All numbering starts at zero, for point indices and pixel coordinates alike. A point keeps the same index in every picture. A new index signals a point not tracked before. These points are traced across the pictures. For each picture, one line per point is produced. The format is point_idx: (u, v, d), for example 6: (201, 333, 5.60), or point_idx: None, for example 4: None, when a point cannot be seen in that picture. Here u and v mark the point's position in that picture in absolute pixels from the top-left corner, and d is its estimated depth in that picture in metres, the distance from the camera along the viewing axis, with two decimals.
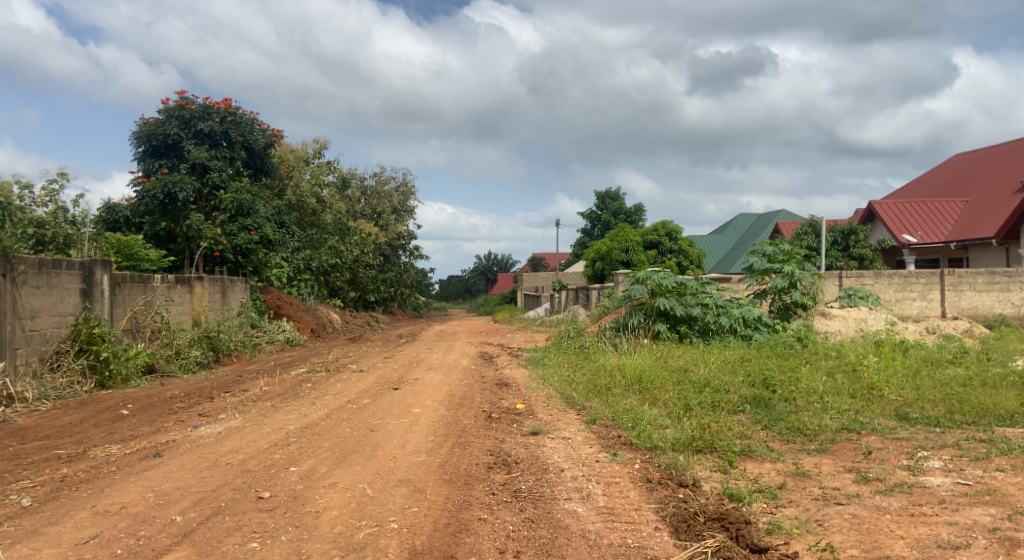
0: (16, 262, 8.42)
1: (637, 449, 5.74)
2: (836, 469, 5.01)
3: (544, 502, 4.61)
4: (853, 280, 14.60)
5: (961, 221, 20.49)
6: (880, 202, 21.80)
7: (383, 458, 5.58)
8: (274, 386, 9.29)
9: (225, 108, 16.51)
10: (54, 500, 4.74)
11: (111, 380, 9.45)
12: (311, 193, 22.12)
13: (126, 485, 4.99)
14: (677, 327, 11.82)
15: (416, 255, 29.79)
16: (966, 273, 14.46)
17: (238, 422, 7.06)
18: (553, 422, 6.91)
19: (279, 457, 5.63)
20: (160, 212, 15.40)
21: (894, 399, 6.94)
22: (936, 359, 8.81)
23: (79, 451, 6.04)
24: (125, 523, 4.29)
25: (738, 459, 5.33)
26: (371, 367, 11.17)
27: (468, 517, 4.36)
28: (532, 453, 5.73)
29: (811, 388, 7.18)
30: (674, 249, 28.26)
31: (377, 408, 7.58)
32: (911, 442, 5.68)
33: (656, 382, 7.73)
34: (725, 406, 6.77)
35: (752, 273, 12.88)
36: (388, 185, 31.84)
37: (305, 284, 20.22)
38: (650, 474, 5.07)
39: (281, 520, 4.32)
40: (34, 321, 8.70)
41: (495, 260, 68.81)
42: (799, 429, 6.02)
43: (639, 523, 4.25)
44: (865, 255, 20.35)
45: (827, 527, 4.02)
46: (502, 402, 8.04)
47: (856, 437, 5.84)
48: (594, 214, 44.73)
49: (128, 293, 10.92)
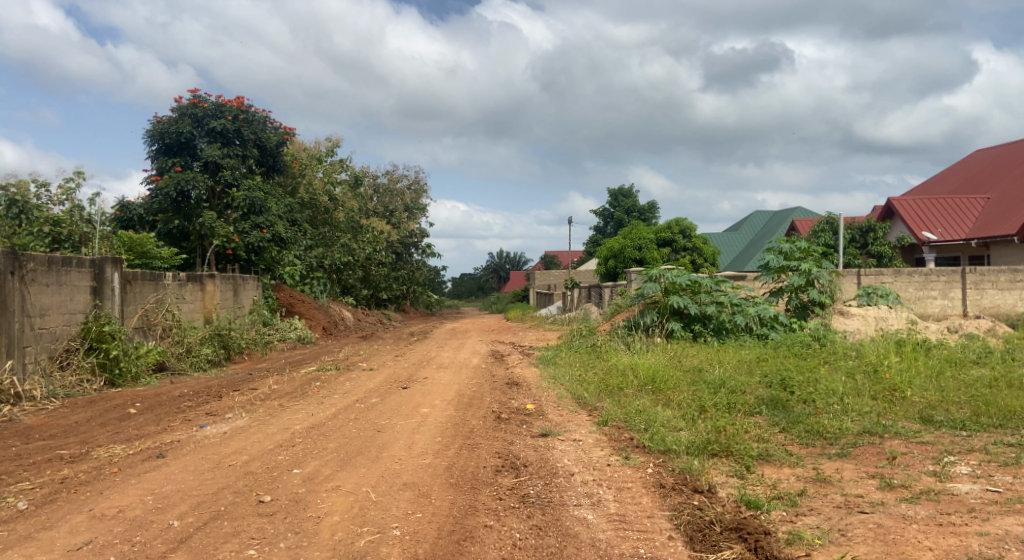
0: (24, 259, 8.34)
1: (650, 452, 5.56)
2: (859, 475, 4.81)
3: (553, 509, 4.44)
4: (871, 278, 14.33)
5: (983, 218, 20.06)
6: (899, 198, 21.43)
7: (388, 460, 5.45)
8: (283, 385, 9.17)
9: (238, 106, 16.38)
10: (51, 503, 4.63)
11: (121, 378, 9.36)
12: (323, 192, 22.07)
13: (127, 488, 4.88)
14: (691, 326, 11.60)
15: (428, 253, 29.67)
16: (988, 271, 14.14)
17: (244, 421, 6.95)
18: (564, 423, 6.75)
19: (283, 458, 5.51)
20: (173, 210, 15.42)
21: (918, 401, 6.71)
22: (960, 360, 8.55)
23: (83, 451, 5.94)
24: (121, 528, 4.16)
25: (755, 463, 5.14)
26: (381, 366, 11.01)
27: (473, 525, 4.20)
28: (542, 456, 5.57)
29: (831, 389, 6.97)
30: (689, 247, 27.93)
31: (386, 408, 7.43)
32: (936, 447, 5.45)
33: (670, 383, 7.53)
34: (741, 408, 6.59)
35: (768, 271, 12.66)
36: (401, 183, 31.71)
37: (318, 282, 20.06)
38: (664, 479, 4.90)
39: (280, 526, 4.18)
40: (44, 320, 8.63)
41: (508, 258, 68.71)
42: (819, 431, 5.83)
43: (652, 532, 4.07)
44: (884, 253, 20.08)
45: (851, 537, 3.82)
46: (511, 402, 7.87)
47: (879, 441, 5.63)
48: (607, 211, 44.50)
49: (139, 291, 10.86)
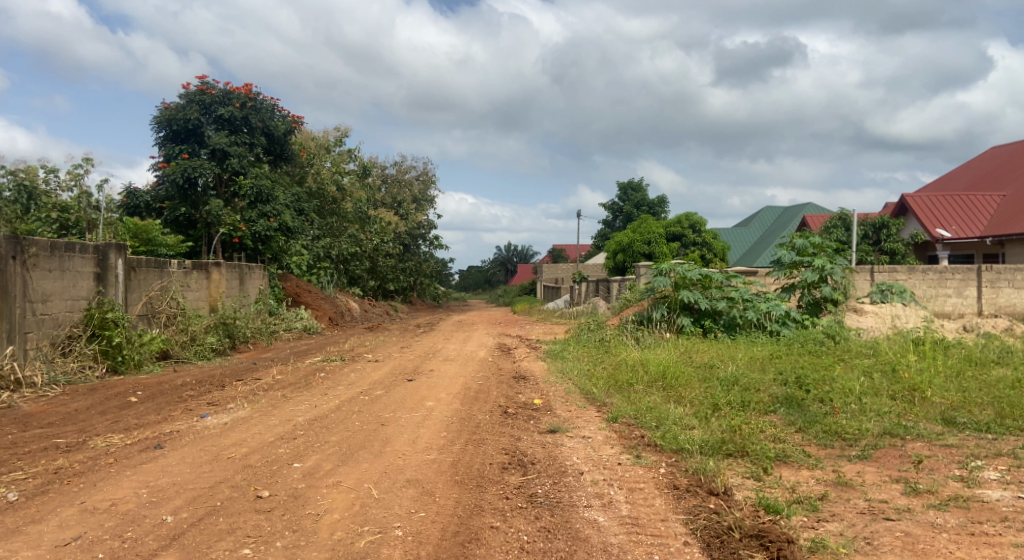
0: (27, 244, 8.18)
1: (662, 451, 5.36)
2: (881, 479, 4.60)
3: (562, 510, 4.26)
4: (885, 275, 14.06)
5: (999, 216, 19.69)
6: (913, 195, 21.06)
7: (391, 455, 5.27)
8: (287, 375, 9.00)
9: (246, 93, 16.18)
10: (42, 495, 4.48)
11: (124, 365, 9.20)
12: (331, 182, 21.94)
13: (121, 480, 4.71)
14: (701, 321, 11.42)
15: (437, 245, 29.48)
16: (1005, 270, 13.87)
17: (246, 413, 6.78)
18: (573, 419, 6.56)
19: (284, 452, 5.35)
20: (180, 197, 15.30)
21: (939, 402, 6.46)
22: (980, 360, 8.29)
23: (79, 441, 5.78)
24: (112, 523, 4.00)
25: (772, 465, 4.93)
26: (386, 358, 10.81)
27: (479, 525, 4.03)
28: (549, 454, 5.38)
29: (848, 389, 6.74)
30: (698, 242, 27.56)
31: (390, 401, 7.24)
32: (962, 450, 5.24)
33: (681, 379, 7.32)
34: (756, 407, 6.38)
35: (780, 267, 12.44)
36: (408, 174, 31.14)
37: (325, 272, 19.79)
38: (677, 480, 4.70)
39: (277, 524, 4.01)
40: (46, 305, 8.49)
41: (516, 251, 68.52)
42: (837, 432, 5.61)
43: (666, 537, 3.88)
44: (897, 250, 19.80)
45: (878, 546, 3.63)
46: (518, 396, 7.67)
47: (900, 443, 5.40)
48: (616, 205, 44.14)
49: (143, 278, 10.73)
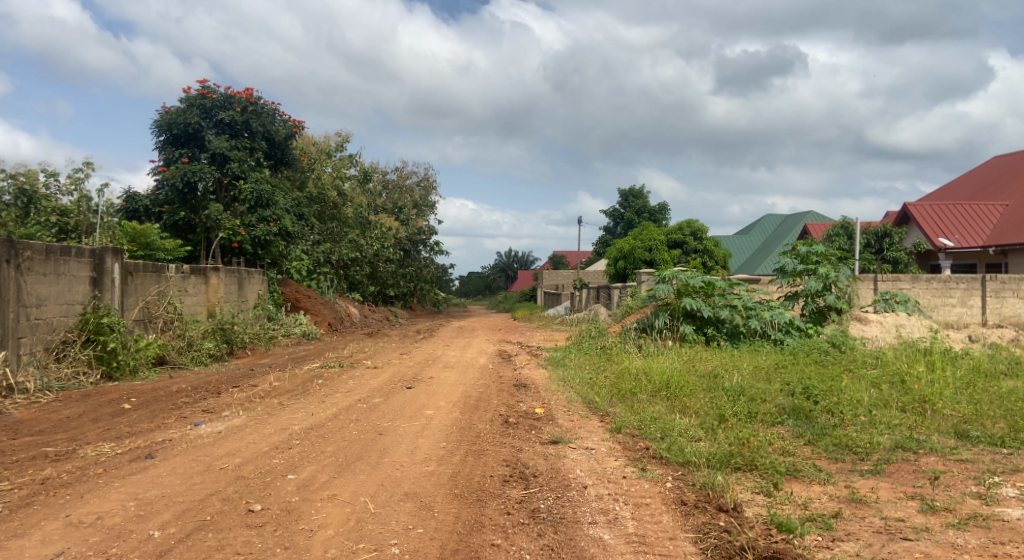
0: (21, 247, 8.04)
1: (668, 464, 5.20)
2: (896, 496, 4.44)
3: (565, 526, 4.10)
4: (889, 284, 13.92)
5: (1001, 225, 19.55)
6: (914, 203, 20.96)
7: (389, 467, 5.11)
8: (284, 382, 8.86)
9: (247, 98, 16.06)
10: (27, 507, 4.32)
11: (119, 371, 9.02)
12: (331, 187, 21.84)
13: (109, 492, 4.55)
14: (703, 329, 11.29)
15: (437, 250, 29.36)
16: (1010, 280, 13.67)
17: (240, 421, 6.63)
18: (575, 429, 6.40)
19: (278, 463, 5.18)
20: (179, 202, 15.20)
21: (951, 415, 6.29)
22: (989, 371, 8.14)
23: (69, 450, 5.62)
24: (97, 537, 3.85)
25: (783, 480, 4.77)
26: (386, 364, 10.66)
27: (479, 543, 3.87)
28: (552, 466, 5.22)
29: (857, 400, 6.59)
30: (699, 249, 27.42)
31: (389, 409, 7.09)
32: (977, 465, 5.08)
33: (686, 389, 7.17)
34: (763, 418, 6.23)
35: (784, 275, 12.26)
36: (410, 179, 31.17)
37: (325, 277, 19.61)
38: (685, 495, 4.53)
39: (269, 540, 3.85)
40: (40, 310, 8.33)
41: (517, 257, 68.40)
42: (848, 446, 5.45)
43: (675, 556, 3.73)
44: (900, 259, 19.69)
45: None
46: (520, 405, 7.52)
47: (913, 458, 5.25)
48: (616, 213, 44.14)
49: (141, 283, 10.58)
